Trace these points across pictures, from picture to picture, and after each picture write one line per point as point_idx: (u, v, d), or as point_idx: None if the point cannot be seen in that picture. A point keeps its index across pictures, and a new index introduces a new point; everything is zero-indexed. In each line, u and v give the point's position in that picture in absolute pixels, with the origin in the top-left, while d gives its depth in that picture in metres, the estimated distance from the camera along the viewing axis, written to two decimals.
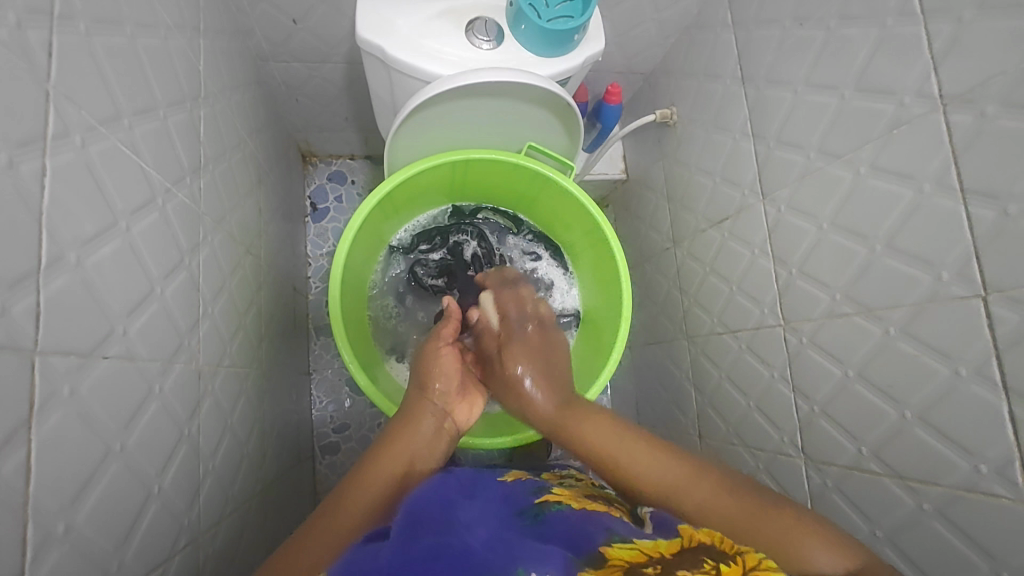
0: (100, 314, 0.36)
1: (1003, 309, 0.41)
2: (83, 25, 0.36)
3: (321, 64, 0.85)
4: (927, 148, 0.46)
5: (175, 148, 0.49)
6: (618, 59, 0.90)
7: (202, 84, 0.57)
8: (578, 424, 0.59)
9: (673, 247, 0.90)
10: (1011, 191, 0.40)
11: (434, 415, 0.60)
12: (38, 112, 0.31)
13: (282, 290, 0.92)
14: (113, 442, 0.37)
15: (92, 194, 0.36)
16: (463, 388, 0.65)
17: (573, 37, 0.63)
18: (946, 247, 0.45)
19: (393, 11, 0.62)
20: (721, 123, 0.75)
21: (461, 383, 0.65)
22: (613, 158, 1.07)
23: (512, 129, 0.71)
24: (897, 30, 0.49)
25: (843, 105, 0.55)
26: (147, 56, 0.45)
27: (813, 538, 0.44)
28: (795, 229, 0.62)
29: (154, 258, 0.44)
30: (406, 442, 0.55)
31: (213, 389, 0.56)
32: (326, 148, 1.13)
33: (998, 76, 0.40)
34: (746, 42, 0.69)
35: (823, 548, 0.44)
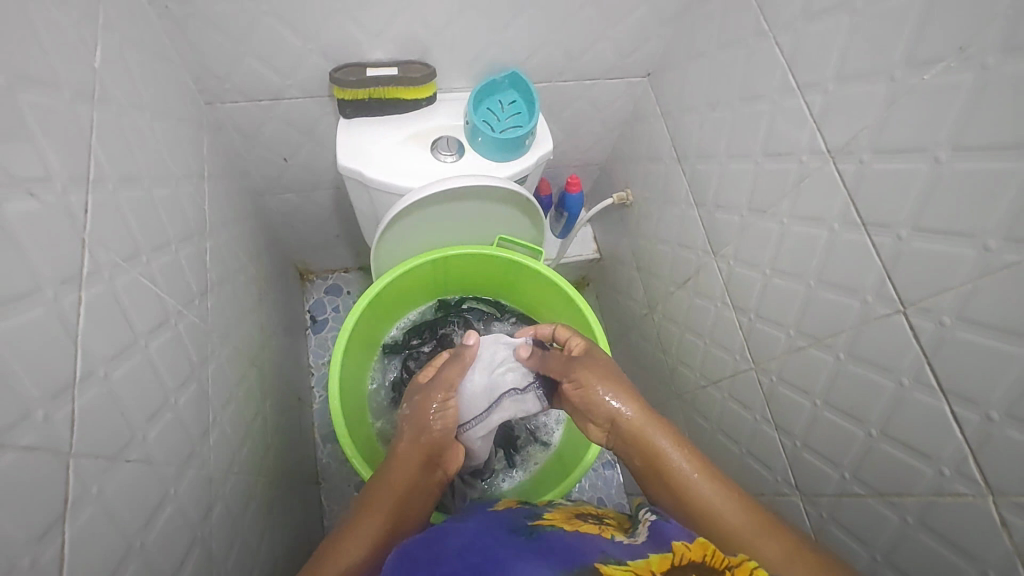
0: (124, 420, 0.41)
1: (919, 319, 0.45)
2: (112, 185, 0.44)
3: (311, 192, 0.96)
4: (826, 193, 0.53)
5: (185, 276, 0.57)
6: (573, 154, 1.02)
7: (207, 221, 0.66)
8: (655, 438, 0.59)
9: (650, 312, 0.97)
10: (897, 219, 0.46)
11: (419, 456, 0.63)
12: (76, 258, 0.38)
13: (289, 400, 0.96)
14: (134, 539, 0.40)
15: (117, 319, 0.42)
16: (438, 436, 0.65)
17: (524, 142, 0.74)
18: (863, 273, 0.50)
19: (370, 141, 0.73)
20: (669, 198, 0.84)
21: (430, 436, 0.64)
22: (585, 240, 1.16)
23: (484, 225, 0.79)
24: (785, 104, 0.57)
25: (759, 169, 0.63)
26: (161, 203, 0.53)
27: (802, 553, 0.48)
28: (745, 278, 0.68)
29: (169, 371, 0.49)
30: (369, 522, 0.57)
31: (224, 494, 0.59)
32: (321, 264, 1.23)
33: (863, 129, 0.48)
34: (675, 127, 0.80)
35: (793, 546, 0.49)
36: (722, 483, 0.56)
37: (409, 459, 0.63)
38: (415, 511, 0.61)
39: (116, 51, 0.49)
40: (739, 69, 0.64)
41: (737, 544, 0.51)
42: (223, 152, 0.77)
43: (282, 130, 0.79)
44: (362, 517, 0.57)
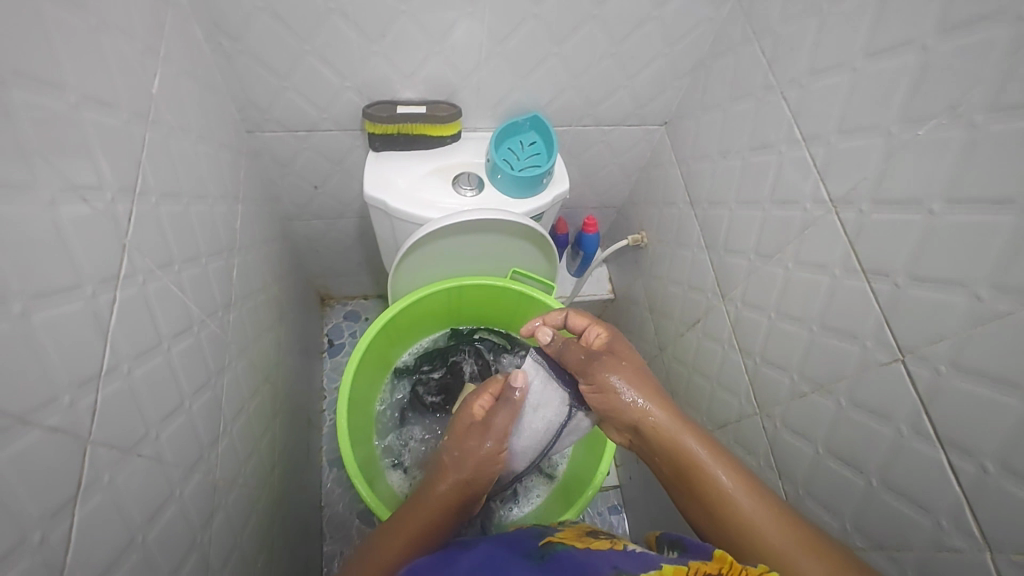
0: (140, 417, 0.43)
1: (917, 366, 0.45)
2: (154, 198, 0.48)
3: (338, 219, 1.00)
4: (829, 240, 0.55)
5: (212, 288, 0.60)
6: (591, 196, 1.05)
7: (237, 239, 0.70)
8: (682, 440, 0.56)
9: (660, 354, 0.97)
10: (894, 267, 0.47)
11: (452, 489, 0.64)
12: (116, 258, 0.41)
13: (298, 419, 0.98)
14: (137, 533, 0.42)
15: (145, 321, 0.45)
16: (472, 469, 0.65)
17: (541, 180, 0.77)
18: (864, 319, 0.51)
19: (394, 173, 0.77)
20: (681, 241, 0.86)
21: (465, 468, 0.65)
22: (600, 279, 1.18)
23: (499, 258, 0.82)
24: (790, 154, 0.60)
25: (766, 215, 0.65)
26: (196, 218, 0.57)
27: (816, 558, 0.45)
28: (752, 322, 0.69)
29: (187, 376, 0.52)
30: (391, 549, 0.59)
31: (226, 504, 0.60)
32: (342, 290, 1.27)
33: (863, 180, 0.50)
34: (689, 173, 0.82)
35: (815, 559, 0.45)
36: (751, 487, 0.52)
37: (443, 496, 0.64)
38: (444, 535, 0.63)
39: (171, 80, 0.54)
40: (749, 121, 0.67)
41: (757, 549, 0.49)
42: (259, 177, 0.82)
43: (314, 159, 0.84)
44: (391, 538, 0.60)
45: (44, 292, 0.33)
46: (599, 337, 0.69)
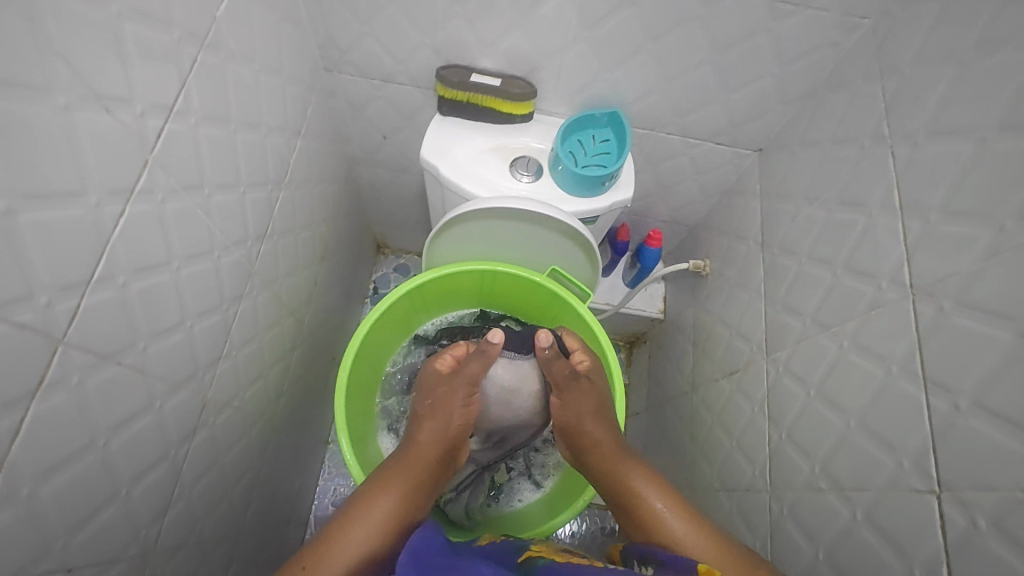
0: (129, 328, 0.45)
1: (953, 510, 0.38)
2: (195, 119, 0.49)
3: (402, 174, 1.00)
4: (898, 332, 0.47)
5: (245, 217, 0.61)
6: (663, 208, 0.98)
7: (288, 174, 0.71)
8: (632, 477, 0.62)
9: (690, 392, 0.90)
10: (960, 386, 0.39)
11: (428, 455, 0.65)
12: (135, 172, 0.42)
13: (321, 357, 1.01)
14: (99, 436, 0.43)
15: (156, 238, 0.46)
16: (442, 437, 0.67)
17: (602, 182, 0.72)
18: (908, 433, 0.43)
19: (454, 141, 0.75)
20: (742, 281, 0.78)
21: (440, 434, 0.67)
22: (653, 296, 1.11)
23: (540, 252, 0.79)
24: (881, 220, 0.51)
25: (836, 281, 0.56)
26: (242, 147, 0.58)
27: None
28: (789, 393, 0.61)
29: (194, 298, 0.54)
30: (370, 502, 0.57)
31: (214, 424, 0.62)
32: (398, 242, 1.28)
33: (954, 275, 0.42)
34: (768, 211, 0.74)
35: None
36: (693, 518, 0.56)
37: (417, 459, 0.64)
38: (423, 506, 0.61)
39: (244, 5, 0.54)
40: (847, 169, 0.58)
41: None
42: (329, 117, 0.82)
43: (385, 110, 0.83)
44: (374, 495, 0.57)
45: (46, 195, 0.34)
46: (583, 362, 0.72)
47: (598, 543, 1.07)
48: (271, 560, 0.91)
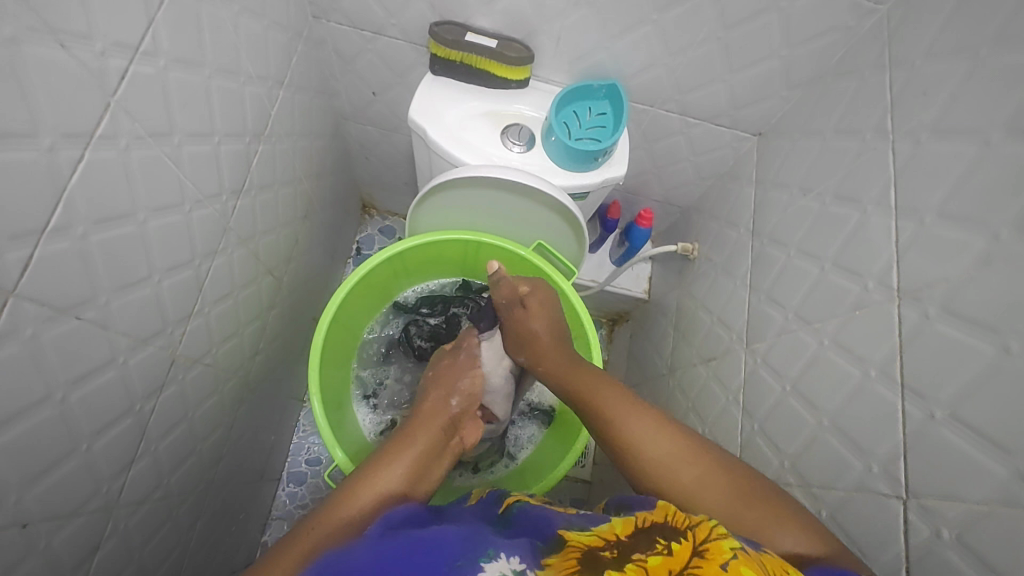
0: (89, 282, 0.42)
1: (918, 520, 0.39)
2: (164, 62, 0.45)
3: (391, 133, 0.97)
4: (879, 334, 0.46)
5: (219, 169, 0.58)
6: (656, 187, 0.96)
7: (269, 125, 0.68)
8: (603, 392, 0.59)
9: (667, 374, 0.91)
10: (937, 395, 0.39)
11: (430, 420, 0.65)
12: (95, 116, 0.39)
13: (300, 316, 0.99)
14: (56, 389, 0.42)
15: (120, 187, 0.43)
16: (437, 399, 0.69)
17: (595, 158, 0.70)
18: (880, 438, 0.44)
19: (444, 104, 0.72)
20: (728, 268, 0.77)
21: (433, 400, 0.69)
22: (639, 276, 1.10)
23: (527, 225, 0.77)
24: (874, 218, 0.50)
25: (821, 276, 0.56)
26: (218, 94, 0.54)
27: (783, 528, 0.43)
28: (764, 384, 0.62)
29: (162, 252, 0.52)
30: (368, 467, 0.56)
31: (184, 380, 0.61)
32: (385, 203, 1.25)
33: (942, 282, 0.41)
34: (762, 199, 0.73)
35: (789, 534, 0.42)
36: (707, 447, 0.50)
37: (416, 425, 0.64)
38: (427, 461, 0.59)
39: None
40: (845, 163, 0.57)
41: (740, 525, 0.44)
42: (316, 67, 0.78)
43: (375, 65, 0.80)
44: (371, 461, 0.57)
45: None
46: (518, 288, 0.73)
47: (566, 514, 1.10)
48: (243, 514, 0.91)
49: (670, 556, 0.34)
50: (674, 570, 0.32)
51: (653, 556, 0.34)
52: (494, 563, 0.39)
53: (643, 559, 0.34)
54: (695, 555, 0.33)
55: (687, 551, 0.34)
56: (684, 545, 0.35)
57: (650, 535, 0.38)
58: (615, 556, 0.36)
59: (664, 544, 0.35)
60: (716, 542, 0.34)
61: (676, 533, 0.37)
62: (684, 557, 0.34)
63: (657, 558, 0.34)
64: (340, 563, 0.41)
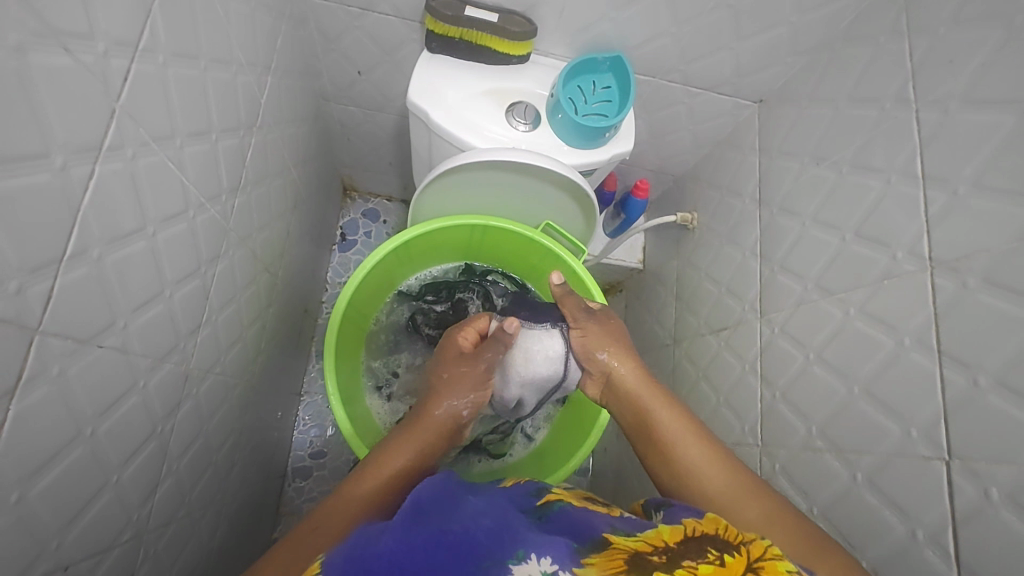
0: (106, 307, 0.39)
1: (964, 480, 0.41)
2: (162, 57, 0.41)
3: (376, 113, 0.92)
4: (912, 303, 0.47)
5: (218, 168, 0.54)
6: (651, 158, 0.95)
7: (260, 115, 0.63)
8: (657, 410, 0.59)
9: (672, 344, 0.92)
10: (981, 362, 0.41)
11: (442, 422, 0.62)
12: (102, 126, 0.35)
13: (295, 311, 0.96)
14: (85, 426, 0.39)
15: (130, 201, 0.40)
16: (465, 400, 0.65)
17: (604, 134, 0.68)
18: (919, 404, 0.45)
19: (445, 84, 0.68)
20: (734, 238, 0.78)
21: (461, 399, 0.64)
22: (633, 247, 1.10)
23: (534, 206, 0.75)
24: (899, 188, 0.51)
25: (843, 247, 0.57)
26: (213, 86, 0.50)
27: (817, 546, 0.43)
28: (785, 353, 0.63)
29: (172, 264, 0.48)
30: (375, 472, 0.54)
31: (197, 394, 0.58)
32: (366, 185, 1.20)
33: (982, 252, 0.42)
34: (768, 167, 0.73)
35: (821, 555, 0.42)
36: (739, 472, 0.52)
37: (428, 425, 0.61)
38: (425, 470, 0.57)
39: None
40: (863, 132, 0.57)
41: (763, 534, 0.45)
42: (299, 48, 0.73)
43: (363, 43, 0.75)
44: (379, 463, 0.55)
45: (5, 159, 0.28)
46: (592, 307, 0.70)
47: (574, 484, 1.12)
48: (256, 516, 0.89)
49: (723, 569, 0.31)
50: None
51: (706, 564, 0.32)
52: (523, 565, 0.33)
53: (695, 568, 0.31)
54: (751, 569, 0.31)
55: (742, 565, 0.31)
56: (739, 558, 0.32)
57: (700, 544, 0.34)
58: (666, 561, 0.32)
59: (716, 554, 0.32)
60: (771, 561, 0.32)
61: (727, 546, 0.34)
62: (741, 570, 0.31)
63: (709, 567, 0.31)
64: (362, 548, 0.35)
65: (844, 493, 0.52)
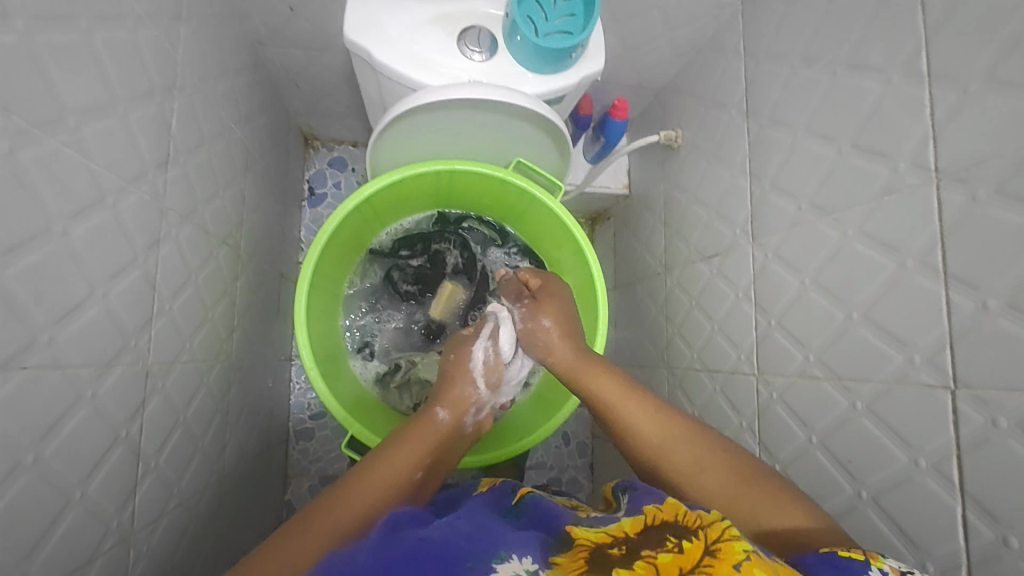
0: (18, 325, 0.35)
1: (969, 408, 0.39)
2: (24, 23, 0.34)
3: (321, 53, 0.83)
4: (915, 220, 0.43)
5: (136, 143, 0.48)
6: (628, 72, 0.87)
7: (179, 74, 0.56)
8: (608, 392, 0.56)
9: (663, 272, 0.88)
10: (991, 283, 0.37)
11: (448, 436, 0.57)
12: None
13: (268, 277, 0.91)
14: (24, 453, 0.36)
15: (21, 204, 0.35)
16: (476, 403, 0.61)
17: (570, 55, 0.62)
18: (921, 330, 0.42)
19: (384, 13, 0.60)
20: (721, 156, 0.72)
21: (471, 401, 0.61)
22: (617, 171, 1.04)
23: (502, 143, 0.69)
24: (901, 88, 0.45)
25: (838, 160, 0.51)
26: (106, 49, 0.43)
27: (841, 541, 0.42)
28: (780, 279, 0.59)
29: (98, 260, 0.43)
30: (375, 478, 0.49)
31: (164, 387, 0.55)
32: (327, 132, 1.12)
33: (994, 159, 0.37)
34: (755, 73, 0.66)
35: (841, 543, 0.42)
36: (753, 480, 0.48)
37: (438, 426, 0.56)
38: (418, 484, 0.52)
39: None
40: (859, 25, 0.50)
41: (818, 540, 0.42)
42: None
43: None
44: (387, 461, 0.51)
45: None
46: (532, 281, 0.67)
47: (576, 416, 1.12)
48: (262, 484, 0.90)
49: (682, 555, 0.34)
50: (687, 570, 0.32)
51: (663, 553, 0.34)
52: (506, 564, 0.36)
53: (653, 558, 0.34)
54: (707, 552, 0.33)
55: (699, 548, 0.34)
56: (697, 543, 0.34)
57: (661, 533, 0.37)
58: (626, 552, 0.36)
59: (674, 543, 0.35)
60: (728, 541, 0.34)
61: (687, 531, 0.37)
62: (697, 555, 0.33)
63: (668, 556, 0.34)
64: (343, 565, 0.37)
65: (842, 422, 0.50)
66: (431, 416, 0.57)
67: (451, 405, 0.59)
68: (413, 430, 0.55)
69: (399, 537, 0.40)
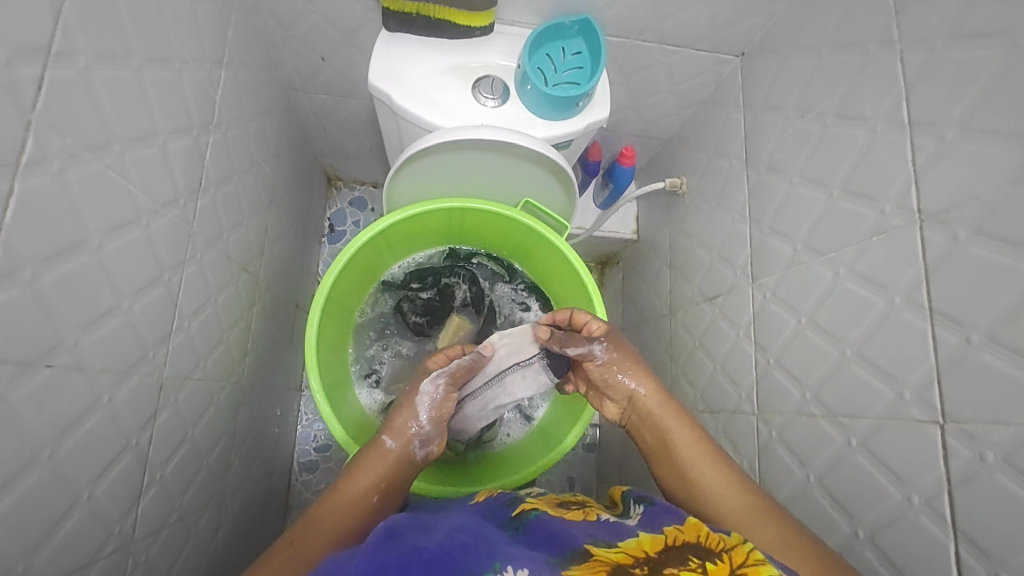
0: (49, 326, 0.38)
1: (958, 442, 0.39)
2: (84, 60, 0.39)
3: (348, 99, 0.89)
4: (902, 259, 0.44)
5: (172, 170, 0.52)
6: (635, 123, 0.91)
7: (216, 112, 0.61)
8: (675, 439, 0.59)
9: (669, 314, 0.89)
10: (973, 318, 0.38)
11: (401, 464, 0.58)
12: (16, 139, 0.33)
13: (283, 307, 0.95)
14: (41, 448, 0.38)
15: (64, 216, 0.38)
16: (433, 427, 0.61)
17: (577, 103, 0.65)
18: (910, 366, 0.43)
19: (405, 63, 0.65)
20: (723, 201, 0.74)
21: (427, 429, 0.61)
22: (625, 217, 1.07)
23: (512, 184, 0.72)
24: (885, 136, 0.48)
25: (830, 203, 0.53)
26: (154, 86, 0.48)
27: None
28: (778, 318, 0.60)
29: (127, 274, 0.47)
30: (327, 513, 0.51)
31: (177, 401, 0.57)
32: (350, 174, 1.18)
33: (971, 200, 0.39)
34: (753, 124, 0.69)
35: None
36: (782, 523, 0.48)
37: (387, 455, 0.57)
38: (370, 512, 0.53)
39: None
40: (846, 79, 0.54)
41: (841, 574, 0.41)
42: (256, 36, 0.70)
43: (321, 26, 0.72)
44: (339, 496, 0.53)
45: None
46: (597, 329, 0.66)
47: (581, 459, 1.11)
48: (262, 512, 0.90)
49: None
50: None
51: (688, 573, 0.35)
52: None
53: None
54: None
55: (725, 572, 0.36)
56: (721, 567, 0.36)
57: (682, 553, 0.38)
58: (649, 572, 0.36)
59: (698, 563, 0.36)
60: (753, 568, 0.36)
61: (709, 554, 0.38)
62: None
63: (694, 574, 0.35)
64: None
65: (838, 460, 0.50)
66: (378, 445, 0.58)
67: (397, 434, 0.59)
68: (360, 462, 0.56)
69: (391, 551, 0.40)
